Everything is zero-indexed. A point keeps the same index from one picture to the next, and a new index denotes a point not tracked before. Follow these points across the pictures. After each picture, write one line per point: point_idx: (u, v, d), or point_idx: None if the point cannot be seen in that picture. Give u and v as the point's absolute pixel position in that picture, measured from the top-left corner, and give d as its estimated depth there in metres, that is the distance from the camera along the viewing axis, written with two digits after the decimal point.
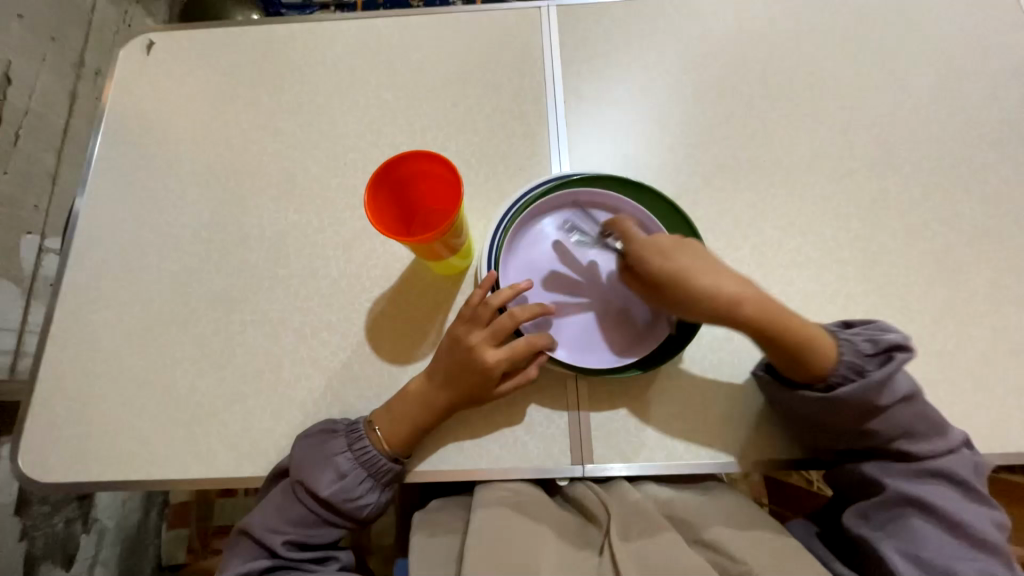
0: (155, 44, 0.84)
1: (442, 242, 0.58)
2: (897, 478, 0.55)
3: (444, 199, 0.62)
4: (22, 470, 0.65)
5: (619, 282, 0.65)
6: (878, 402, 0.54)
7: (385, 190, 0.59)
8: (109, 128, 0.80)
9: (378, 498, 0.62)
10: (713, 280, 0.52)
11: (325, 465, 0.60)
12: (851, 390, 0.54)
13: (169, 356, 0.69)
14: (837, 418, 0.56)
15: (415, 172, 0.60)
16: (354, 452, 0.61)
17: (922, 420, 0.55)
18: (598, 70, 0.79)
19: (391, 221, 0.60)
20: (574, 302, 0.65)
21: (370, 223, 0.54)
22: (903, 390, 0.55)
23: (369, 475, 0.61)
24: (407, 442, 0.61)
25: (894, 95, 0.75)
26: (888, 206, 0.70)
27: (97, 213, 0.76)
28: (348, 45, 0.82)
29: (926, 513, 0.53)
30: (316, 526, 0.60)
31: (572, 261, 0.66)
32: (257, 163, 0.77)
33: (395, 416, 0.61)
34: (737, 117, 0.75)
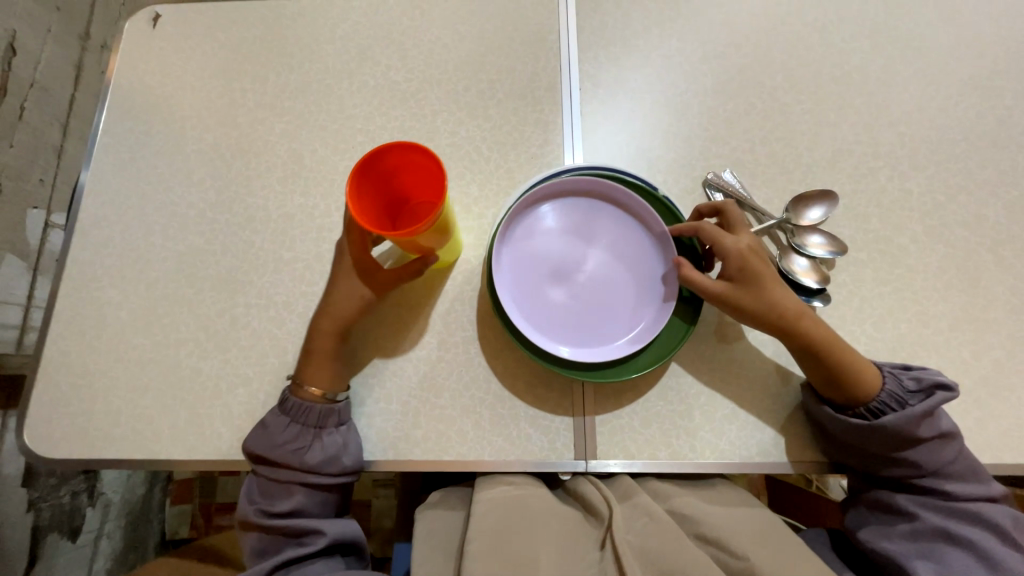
0: (162, 17, 0.81)
1: (427, 237, 0.57)
2: (927, 509, 0.55)
3: (429, 191, 0.59)
4: (30, 444, 0.65)
5: (602, 271, 0.64)
6: (918, 434, 0.55)
7: (367, 182, 0.56)
8: (114, 102, 0.78)
9: (316, 443, 0.60)
10: (776, 287, 0.58)
11: (268, 433, 0.60)
12: (893, 419, 0.55)
13: (174, 336, 0.68)
14: (865, 445, 0.57)
15: (398, 164, 0.57)
16: (287, 412, 0.60)
17: (960, 459, 0.56)
18: (616, 56, 0.76)
19: (374, 214, 0.58)
20: (562, 290, 0.63)
21: (353, 217, 0.52)
22: (943, 428, 0.55)
23: (297, 422, 0.60)
24: (333, 376, 0.61)
25: (923, 91, 0.72)
26: (911, 208, 0.68)
27: (103, 190, 0.75)
28: (359, 23, 0.80)
29: (957, 546, 0.53)
30: (278, 490, 0.59)
31: (556, 251, 0.64)
32: (263, 143, 0.75)
33: (319, 363, 0.61)
34: (757, 110, 0.72)
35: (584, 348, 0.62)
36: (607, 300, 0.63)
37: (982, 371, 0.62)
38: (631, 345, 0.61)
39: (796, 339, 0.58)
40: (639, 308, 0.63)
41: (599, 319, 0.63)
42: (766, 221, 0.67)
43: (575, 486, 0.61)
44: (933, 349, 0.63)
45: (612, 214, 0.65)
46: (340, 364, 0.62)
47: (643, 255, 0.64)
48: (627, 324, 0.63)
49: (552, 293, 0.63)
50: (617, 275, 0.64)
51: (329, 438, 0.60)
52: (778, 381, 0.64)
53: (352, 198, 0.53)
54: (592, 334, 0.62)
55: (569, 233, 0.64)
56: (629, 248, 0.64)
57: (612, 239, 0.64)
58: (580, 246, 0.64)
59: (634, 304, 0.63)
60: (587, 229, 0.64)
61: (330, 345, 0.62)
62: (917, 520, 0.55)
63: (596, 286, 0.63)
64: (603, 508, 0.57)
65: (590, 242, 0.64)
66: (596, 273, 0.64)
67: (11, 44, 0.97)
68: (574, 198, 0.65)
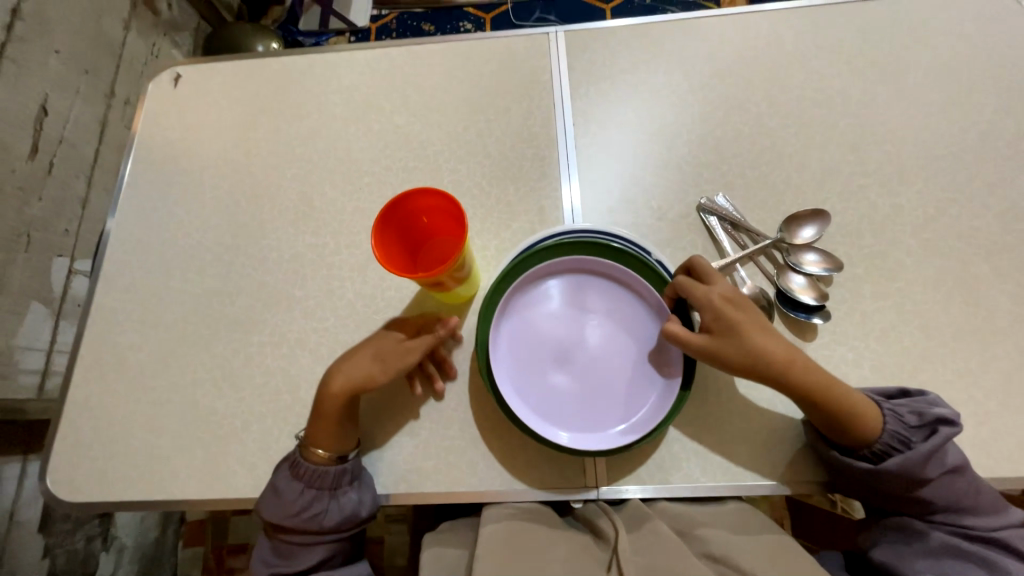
0: (183, 76, 0.88)
1: (449, 278, 0.59)
2: (942, 534, 0.54)
3: (450, 231, 0.62)
4: (52, 487, 0.67)
5: (596, 356, 0.64)
6: (924, 473, 0.54)
7: (391, 225, 0.59)
8: (138, 156, 0.83)
9: (333, 504, 0.60)
10: (764, 344, 0.57)
11: (278, 499, 0.60)
12: (898, 461, 0.54)
13: (191, 376, 0.70)
14: (870, 486, 0.56)
15: (421, 206, 0.59)
16: (300, 478, 0.60)
17: (973, 491, 0.55)
18: (606, 92, 0.80)
19: (398, 253, 0.61)
20: (554, 370, 0.64)
21: (380, 261, 0.55)
22: (952, 462, 0.54)
23: (311, 486, 0.60)
24: (340, 437, 0.60)
25: (905, 110, 0.75)
26: (903, 222, 0.69)
27: (126, 239, 0.79)
28: (364, 73, 0.85)
29: (969, 565, 0.52)
30: (296, 551, 0.60)
31: (543, 329, 0.65)
32: (276, 188, 0.79)
33: (326, 425, 0.60)
34: (745, 136, 0.75)
35: (580, 433, 0.62)
36: (604, 384, 0.63)
37: (991, 382, 0.62)
38: (633, 433, 0.60)
39: (793, 392, 0.56)
40: (638, 394, 0.63)
41: (596, 404, 0.62)
42: (761, 242, 0.69)
43: (584, 512, 0.62)
44: (939, 362, 0.63)
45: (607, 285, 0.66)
46: (347, 423, 0.61)
47: (642, 338, 0.64)
48: (627, 411, 0.62)
49: (542, 369, 0.64)
50: (613, 358, 0.64)
51: (346, 498, 0.60)
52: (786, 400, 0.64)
53: (376, 242, 0.56)
54: (590, 418, 0.62)
55: (556, 311, 0.65)
56: (623, 331, 0.65)
57: (608, 311, 0.66)
58: (572, 327, 0.65)
59: (633, 380, 0.63)
60: (583, 303, 0.66)
61: (332, 407, 0.60)
62: (931, 543, 0.54)
63: (593, 362, 0.64)
64: (610, 530, 0.56)
65: (586, 317, 0.65)
66: (590, 357, 0.64)
67: (43, 106, 1.04)
68: (560, 273, 0.66)
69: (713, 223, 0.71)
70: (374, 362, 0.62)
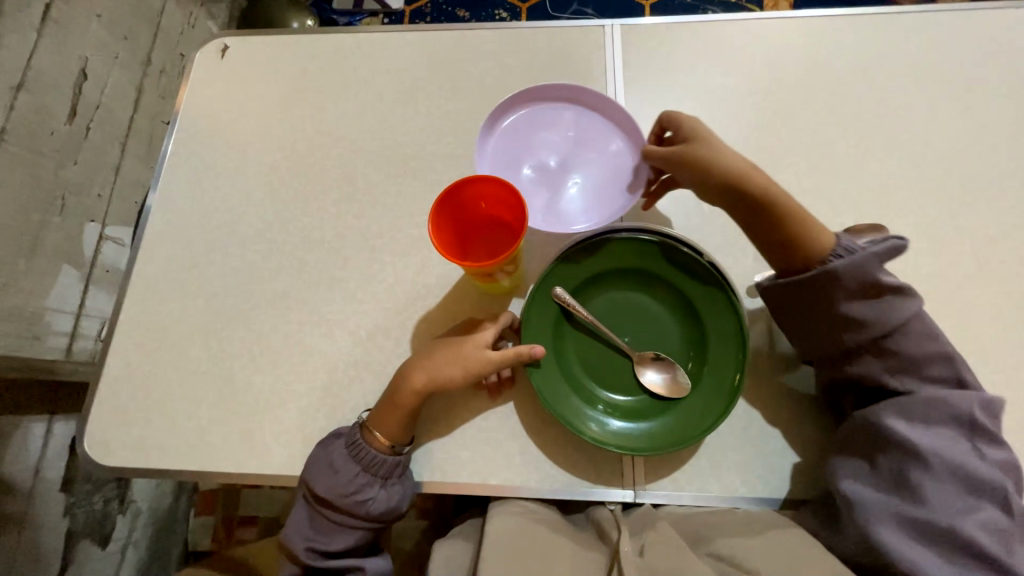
0: (229, 48, 0.87)
1: (500, 269, 0.58)
2: (901, 423, 0.52)
3: (505, 223, 0.61)
4: (89, 451, 0.67)
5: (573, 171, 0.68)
6: (848, 302, 0.56)
7: (448, 210, 0.58)
8: (182, 127, 0.83)
9: (381, 493, 0.60)
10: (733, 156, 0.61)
11: (331, 475, 0.59)
12: (843, 264, 0.55)
13: (229, 350, 0.70)
14: (806, 330, 0.59)
15: (480, 193, 0.59)
16: (357, 459, 0.60)
17: (906, 326, 0.55)
18: (661, 90, 0.78)
19: (452, 241, 0.60)
20: (537, 170, 0.69)
21: (435, 247, 0.54)
22: (893, 292, 0.55)
23: (366, 471, 0.60)
24: (402, 428, 0.60)
25: (970, 127, 0.72)
26: (962, 243, 0.68)
27: (167, 209, 0.79)
28: (413, 55, 0.84)
29: (934, 468, 0.49)
30: (335, 532, 0.60)
31: (533, 138, 0.70)
32: (320, 167, 0.79)
33: (389, 419, 0.60)
34: (801, 144, 0.74)
35: (550, 220, 0.66)
36: (577, 191, 0.67)
37: None
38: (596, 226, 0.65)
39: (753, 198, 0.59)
40: (605, 199, 0.67)
41: (567, 199, 0.67)
42: None
43: (594, 514, 0.62)
44: (991, 388, 0.62)
45: (597, 132, 0.70)
46: (413, 419, 0.61)
47: (616, 159, 0.68)
48: (594, 212, 0.66)
49: (527, 176, 0.69)
50: (589, 170, 0.68)
51: (394, 490, 0.60)
52: (830, 415, 0.63)
53: (433, 225, 0.56)
54: (561, 215, 0.66)
55: (544, 135, 0.70)
56: (600, 159, 0.69)
57: (584, 145, 0.69)
58: (556, 145, 0.69)
59: (605, 193, 0.67)
60: (565, 134, 0.70)
61: (405, 406, 0.60)
62: (894, 444, 0.52)
63: (571, 183, 0.68)
64: (614, 533, 0.58)
65: (575, 143, 0.69)
66: (567, 168, 0.69)
67: (83, 69, 1.04)
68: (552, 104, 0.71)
69: None
70: (446, 366, 0.61)
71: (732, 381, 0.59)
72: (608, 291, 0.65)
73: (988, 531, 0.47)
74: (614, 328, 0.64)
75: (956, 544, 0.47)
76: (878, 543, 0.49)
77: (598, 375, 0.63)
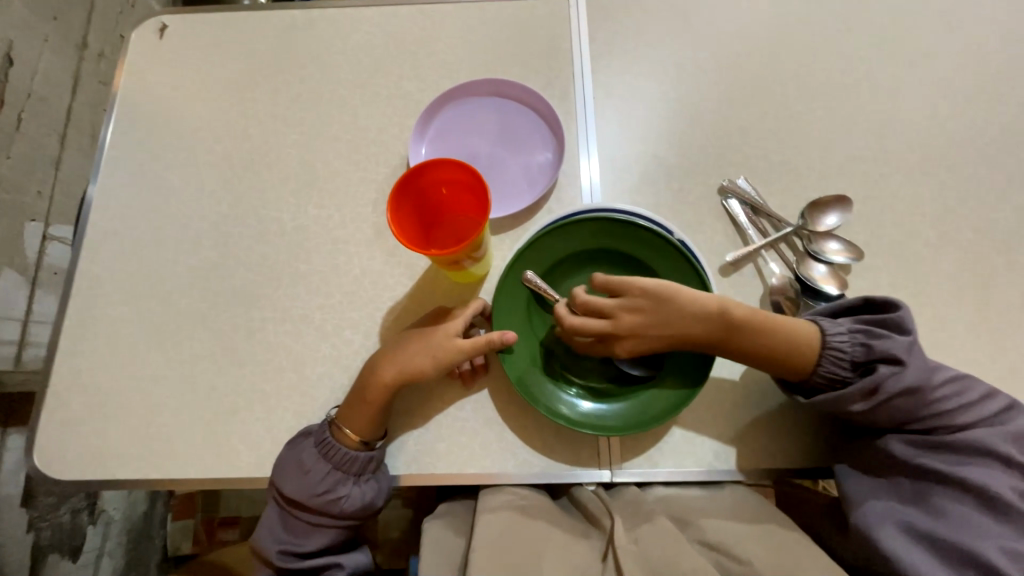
0: (168, 27, 0.80)
1: (467, 256, 0.57)
2: (918, 452, 0.53)
3: (469, 207, 0.59)
4: (41, 464, 0.64)
5: (501, 157, 0.73)
6: (853, 407, 0.54)
7: (408, 196, 0.56)
8: (121, 115, 0.77)
9: (355, 490, 0.59)
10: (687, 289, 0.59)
11: (301, 475, 0.58)
12: (824, 399, 0.55)
13: (188, 351, 0.67)
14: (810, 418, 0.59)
15: (441, 178, 0.56)
16: (328, 457, 0.58)
17: (924, 409, 0.52)
18: (628, 65, 0.76)
19: (414, 230, 0.58)
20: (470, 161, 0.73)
21: (395, 236, 0.52)
22: (907, 384, 0.52)
23: (337, 469, 0.58)
24: (373, 423, 0.58)
25: (930, 98, 0.73)
26: (924, 214, 0.69)
27: (111, 204, 0.73)
28: (370, 32, 0.79)
29: (954, 489, 0.50)
30: (309, 533, 0.58)
31: (462, 131, 0.74)
32: (276, 154, 0.74)
33: (359, 414, 0.58)
34: (769, 118, 0.73)
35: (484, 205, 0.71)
36: (507, 175, 0.72)
37: (999, 376, 0.63)
38: (525, 205, 0.70)
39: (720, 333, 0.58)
40: (532, 180, 0.71)
41: (499, 184, 0.71)
42: (782, 228, 0.68)
43: (575, 493, 0.62)
44: (949, 352, 0.64)
45: (520, 118, 0.74)
46: (385, 414, 0.59)
47: (539, 141, 0.73)
48: (523, 193, 0.71)
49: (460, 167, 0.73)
50: (516, 154, 0.73)
51: (368, 485, 0.59)
52: None
53: (392, 213, 0.53)
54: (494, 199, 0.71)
55: (472, 127, 0.74)
56: (525, 142, 0.73)
57: (510, 132, 0.74)
58: (485, 135, 0.73)
59: (533, 174, 0.72)
60: (491, 124, 0.74)
61: (375, 400, 0.58)
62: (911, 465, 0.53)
63: (500, 168, 0.72)
64: (605, 518, 0.57)
65: (502, 131, 0.74)
66: (497, 155, 0.73)
67: (7, 53, 0.94)
68: (478, 98, 0.75)
69: (730, 204, 0.70)
70: (415, 358, 0.59)
71: (701, 361, 0.60)
72: (579, 276, 0.64)
73: (1011, 556, 0.46)
74: None
75: (972, 561, 0.47)
76: (892, 553, 0.50)
77: (570, 359, 0.63)
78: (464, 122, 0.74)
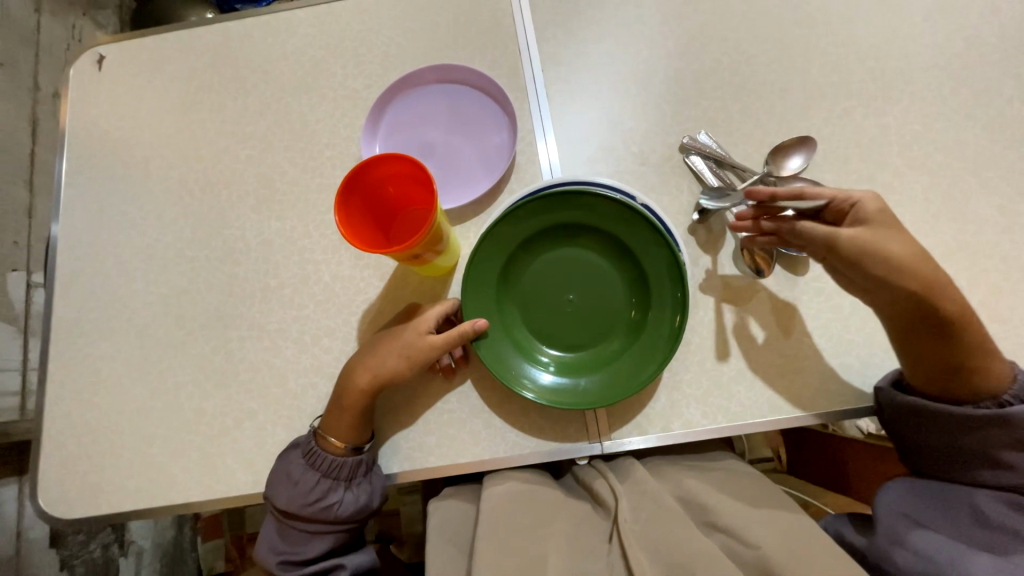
0: (106, 57, 0.79)
1: (426, 249, 0.56)
2: (1005, 510, 0.49)
3: (422, 199, 0.58)
4: (48, 507, 0.65)
5: (456, 142, 0.71)
6: None
7: (356, 198, 0.55)
8: (73, 154, 0.76)
9: (347, 495, 0.59)
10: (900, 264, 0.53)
11: (292, 487, 0.59)
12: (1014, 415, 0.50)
13: (172, 380, 0.67)
14: (953, 434, 0.53)
15: (387, 174, 0.56)
16: (317, 466, 0.59)
17: None
18: (573, 31, 0.74)
19: (368, 230, 0.57)
20: (425, 151, 0.71)
21: (346, 239, 0.51)
22: None
23: (327, 476, 0.59)
24: (357, 427, 0.59)
25: (887, 22, 0.71)
26: (892, 144, 0.67)
27: (76, 246, 0.73)
28: (308, 34, 0.77)
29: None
30: (308, 540, 0.59)
31: (413, 123, 0.72)
32: (230, 172, 0.74)
33: (341, 420, 0.59)
34: (724, 67, 0.71)
35: (445, 194, 0.70)
36: (464, 161, 0.71)
37: (982, 299, 0.62)
38: (486, 188, 0.68)
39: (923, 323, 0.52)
40: (491, 162, 0.70)
41: (458, 170, 0.70)
42: (748, 177, 0.66)
43: (580, 475, 0.63)
44: None
45: (470, 101, 0.72)
46: (367, 416, 0.60)
47: (493, 121, 0.71)
48: (483, 177, 0.70)
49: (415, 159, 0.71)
50: (471, 138, 0.71)
51: (361, 489, 0.60)
52: (782, 340, 0.63)
53: (341, 216, 0.52)
54: (454, 187, 0.70)
55: (422, 116, 0.72)
56: (479, 125, 0.72)
57: (461, 116, 0.72)
58: (436, 123, 0.72)
59: (491, 156, 0.70)
60: (442, 110, 0.72)
61: (355, 405, 0.59)
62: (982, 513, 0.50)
63: (456, 154, 0.71)
64: (611, 499, 0.57)
65: (453, 117, 0.72)
66: (451, 142, 0.71)
67: None
68: (424, 87, 0.73)
69: (694, 160, 0.68)
70: (390, 358, 0.59)
71: (673, 324, 0.59)
72: (543, 256, 0.63)
73: None
74: (555, 292, 0.63)
75: None
76: (921, 551, 0.49)
77: (549, 342, 0.64)
78: (413, 113, 0.73)
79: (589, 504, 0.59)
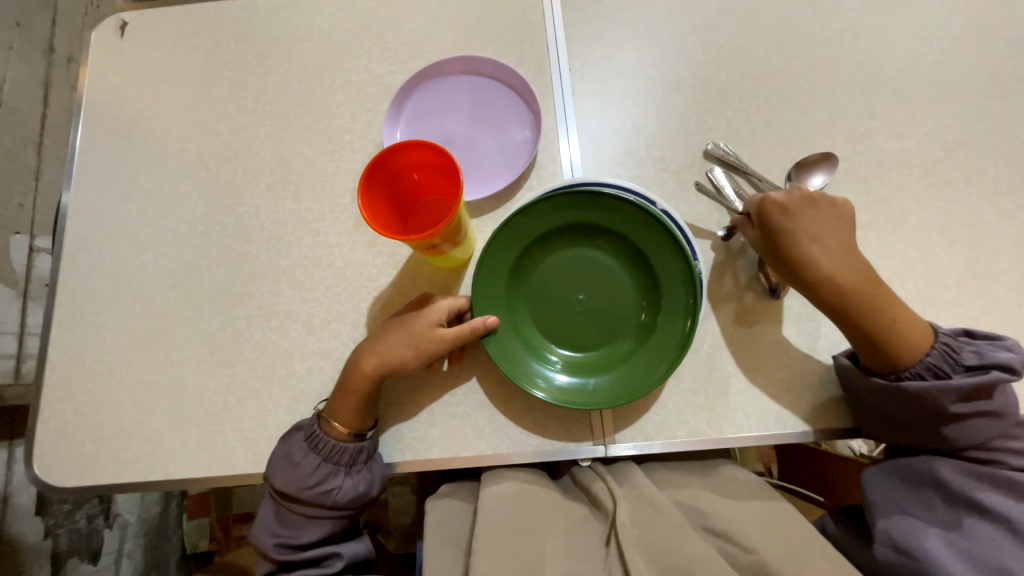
0: (129, 25, 0.78)
1: (445, 240, 0.56)
2: (964, 478, 0.52)
3: (444, 190, 0.58)
4: (42, 473, 0.64)
5: (478, 134, 0.71)
6: (952, 407, 0.52)
7: (379, 183, 0.54)
8: (89, 119, 0.75)
9: (347, 481, 0.59)
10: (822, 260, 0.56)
11: (292, 469, 0.58)
12: (922, 385, 0.53)
13: (176, 354, 0.67)
14: (891, 413, 0.56)
15: (412, 161, 0.55)
16: (318, 450, 0.59)
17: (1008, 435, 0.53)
18: (602, 32, 0.74)
19: (388, 216, 0.57)
20: (446, 140, 0.71)
21: (368, 223, 0.50)
22: (997, 404, 0.52)
23: (328, 461, 0.59)
24: (362, 413, 0.59)
25: (915, 47, 0.71)
26: (912, 168, 0.67)
27: (87, 213, 0.72)
28: (335, 16, 0.77)
29: (986, 517, 0.50)
30: (305, 525, 0.59)
31: (435, 112, 0.72)
32: (248, 150, 0.73)
33: (346, 404, 0.59)
34: (750, 79, 0.71)
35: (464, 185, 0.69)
36: (485, 153, 0.70)
37: (992, 328, 0.62)
38: (506, 182, 0.68)
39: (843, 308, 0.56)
40: (512, 156, 0.70)
41: (478, 162, 0.70)
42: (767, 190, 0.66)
43: (580, 476, 0.62)
44: (940, 306, 0.63)
45: (494, 93, 0.72)
46: (371, 403, 0.60)
47: (516, 116, 0.71)
48: (503, 170, 0.69)
49: None
50: (493, 130, 0.71)
51: (361, 476, 0.59)
52: (791, 355, 0.63)
53: (365, 200, 0.52)
54: (474, 178, 0.70)
55: (445, 106, 0.72)
56: (502, 118, 0.71)
57: (484, 108, 0.72)
58: (459, 113, 0.72)
59: (512, 150, 0.70)
60: (465, 101, 0.72)
61: (361, 391, 0.59)
62: (947, 488, 0.52)
63: (478, 146, 0.71)
64: (608, 501, 0.56)
65: (476, 109, 0.72)
66: (472, 133, 0.71)
67: None
68: (449, 77, 0.73)
69: (715, 174, 0.67)
70: (399, 346, 0.59)
71: (684, 328, 0.59)
72: (556, 252, 0.63)
73: None
74: (564, 288, 0.63)
75: None
76: (895, 546, 0.52)
77: (557, 338, 0.63)
78: (435, 103, 0.72)
79: (588, 508, 0.59)
